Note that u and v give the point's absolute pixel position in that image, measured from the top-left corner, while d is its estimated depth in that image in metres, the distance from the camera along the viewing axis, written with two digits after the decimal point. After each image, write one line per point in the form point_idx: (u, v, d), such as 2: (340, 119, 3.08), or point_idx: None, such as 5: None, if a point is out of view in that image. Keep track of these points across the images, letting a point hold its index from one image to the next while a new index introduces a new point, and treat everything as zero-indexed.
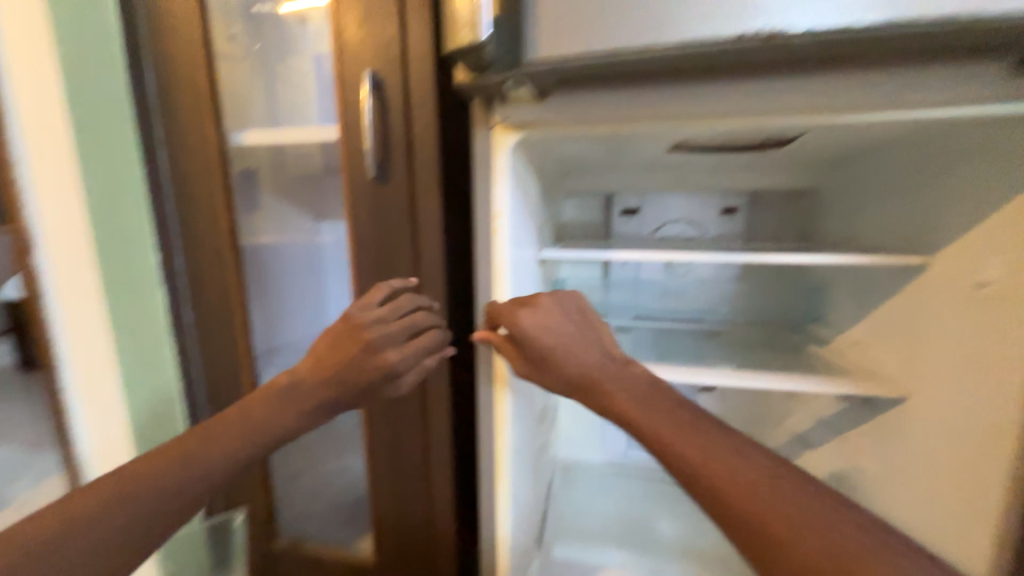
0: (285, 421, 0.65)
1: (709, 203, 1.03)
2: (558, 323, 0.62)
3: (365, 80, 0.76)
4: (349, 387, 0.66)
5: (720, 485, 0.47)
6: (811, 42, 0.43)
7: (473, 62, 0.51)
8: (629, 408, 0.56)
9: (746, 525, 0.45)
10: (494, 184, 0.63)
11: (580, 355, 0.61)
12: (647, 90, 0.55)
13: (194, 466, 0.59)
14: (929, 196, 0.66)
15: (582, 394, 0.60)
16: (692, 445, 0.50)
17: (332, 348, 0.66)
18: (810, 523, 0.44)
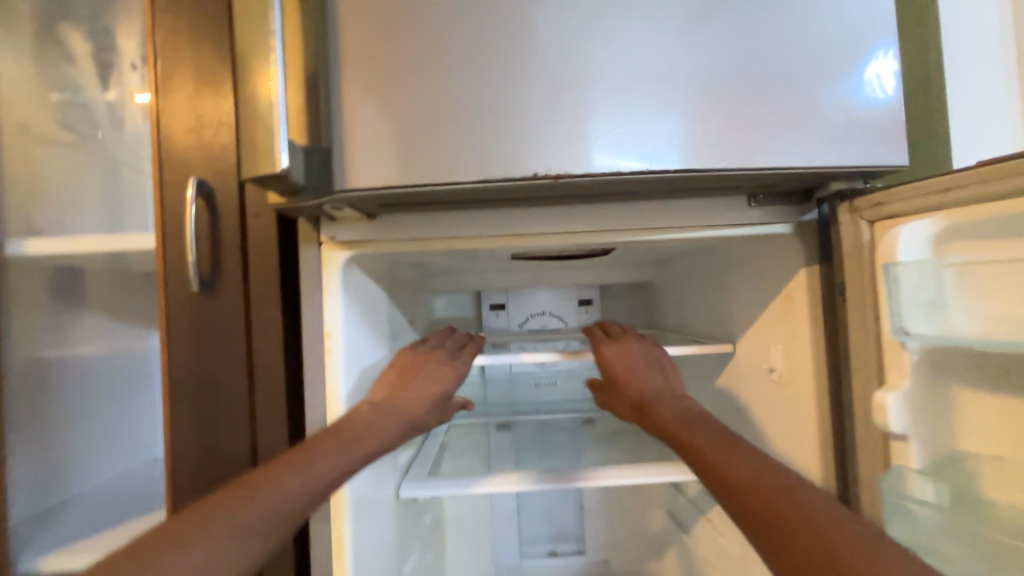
0: (372, 443, 0.59)
1: (568, 296, 1.11)
2: (641, 354, 0.74)
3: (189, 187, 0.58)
4: (422, 399, 0.66)
5: (743, 482, 0.49)
6: (592, 180, 0.51)
7: (283, 188, 0.48)
8: (673, 424, 0.62)
9: (761, 515, 0.46)
10: (325, 301, 0.62)
11: (647, 380, 0.70)
12: (467, 214, 0.60)
13: (273, 495, 0.50)
14: (723, 292, 0.79)
15: (671, 405, 0.65)
16: (724, 452, 0.53)
17: (400, 370, 0.69)
18: (822, 526, 0.43)
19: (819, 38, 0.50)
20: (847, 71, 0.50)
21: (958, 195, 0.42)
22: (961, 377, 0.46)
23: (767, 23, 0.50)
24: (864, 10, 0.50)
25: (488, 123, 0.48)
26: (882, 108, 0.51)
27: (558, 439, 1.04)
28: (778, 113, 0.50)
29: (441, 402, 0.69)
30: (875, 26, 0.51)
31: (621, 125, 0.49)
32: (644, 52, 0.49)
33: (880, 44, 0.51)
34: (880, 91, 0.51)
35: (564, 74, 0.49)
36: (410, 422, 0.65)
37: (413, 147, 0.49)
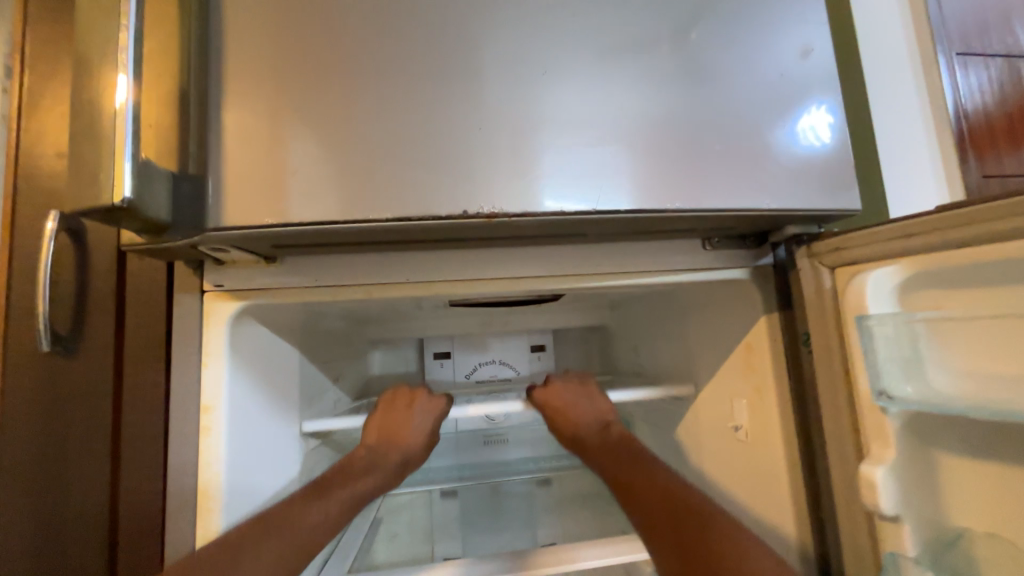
0: (377, 478, 0.58)
1: (519, 343, 1.02)
2: (572, 387, 0.71)
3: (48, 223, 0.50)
4: (414, 438, 0.64)
5: (641, 490, 0.53)
6: (534, 220, 0.44)
7: (136, 225, 0.37)
8: (596, 453, 0.62)
9: (655, 520, 0.50)
10: (205, 368, 0.49)
11: (578, 418, 0.67)
12: (391, 257, 0.52)
13: (296, 529, 0.48)
14: (681, 340, 0.74)
15: (600, 444, 0.63)
16: (634, 471, 0.56)
17: (384, 412, 0.66)
18: (695, 524, 0.48)
19: (757, 86, 0.48)
20: (784, 119, 0.48)
21: (920, 243, 0.39)
22: (945, 443, 0.41)
23: (705, 65, 0.47)
24: (801, 62, 0.49)
25: (402, 158, 0.41)
26: (821, 159, 0.49)
27: (512, 511, 0.93)
28: (721, 155, 0.46)
29: (433, 436, 0.67)
30: (811, 76, 0.49)
31: (561, 163, 0.44)
32: (578, 77, 0.45)
33: (817, 96, 0.49)
34: (816, 142, 0.49)
35: (489, 107, 0.43)
36: (406, 458, 0.63)
37: (314, 182, 0.40)
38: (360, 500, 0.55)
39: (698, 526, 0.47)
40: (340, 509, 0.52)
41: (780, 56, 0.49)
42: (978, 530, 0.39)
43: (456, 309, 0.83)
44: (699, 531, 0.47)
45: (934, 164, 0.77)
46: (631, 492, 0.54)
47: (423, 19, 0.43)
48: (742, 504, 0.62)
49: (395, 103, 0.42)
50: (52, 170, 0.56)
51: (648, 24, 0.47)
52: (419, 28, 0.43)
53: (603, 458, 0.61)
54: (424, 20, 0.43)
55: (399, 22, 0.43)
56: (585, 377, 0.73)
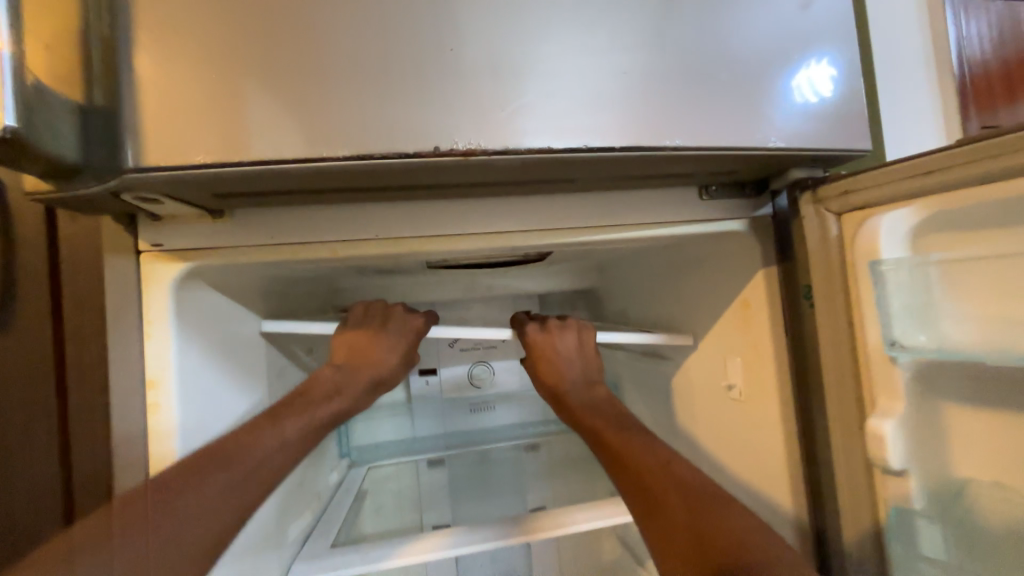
0: (342, 402, 0.56)
1: (504, 309, 0.99)
2: (567, 332, 0.66)
3: None
4: (385, 363, 0.60)
5: (619, 447, 0.52)
6: (513, 159, 0.39)
7: (36, 166, 0.31)
8: (582, 412, 0.59)
9: (631, 477, 0.49)
10: (148, 337, 0.43)
11: (561, 370, 0.63)
12: (357, 209, 0.46)
13: (245, 461, 0.46)
14: (673, 299, 0.71)
15: (588, 406, 0.60)
16: (614, 430, 0.55)
17: (353, 327, 0.60)
18: (679, 488, 0.46)
19: (751, 31, 0.42)
20: (782, 70, 0.43)
21: (939, 179, 0.35)
22: (947, 390, 0.40)
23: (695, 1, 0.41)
24: (802, 10, 0.44)
25: (355, 96, 0.35)
26: (818, 114, 0.44)
27: (501, 476, 0.92)
28: (720, 96, 0.42)
29: (406, 361, 0.63)
30: (814, 27, 0.44)
31: (535, 105, 0.38)
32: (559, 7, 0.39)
33: (818, 47, 0.44)
34: (813, 97, 0.44)
35: (452, 42, 0.37)
36: (380, 378, 0.60)
37: (246, 119, 0.34)
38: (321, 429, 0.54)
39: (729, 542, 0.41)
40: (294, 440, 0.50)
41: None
42: (984, 482, 0.38)
43: (437, 274, 0.79)
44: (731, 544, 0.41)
45: (933, 115, 0.74)
46: (647, 500, 0.47)
47: None
48: (735, 462, 0.61)
49: (335, 40, 0.35)
50: None
51: None
52: None
53: (595, 422, 0.57)
54: None
55: None
56: (580, 324, 0.67)
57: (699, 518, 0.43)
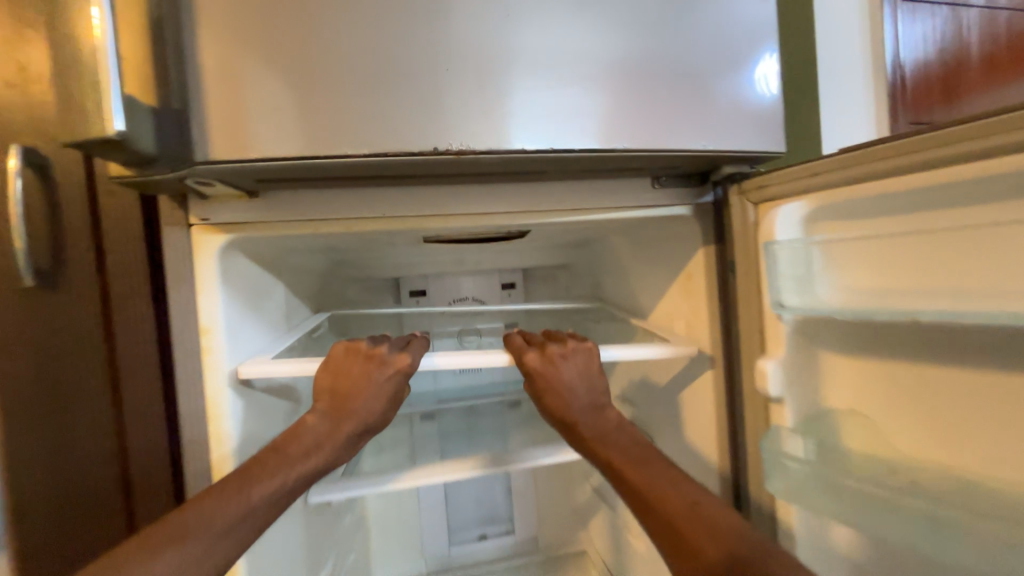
0: (319, 457, 0.55)
1: (491, 281, 1.09)
2: (570, 364, 0.63)
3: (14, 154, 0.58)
4: (371, 411, 0.59)
5: (644, 491, 0.51)
6: (500, 158, 0.49)
7: (124, 157, 0.40)
8: (596, 444, 0.58)
9: (662, 524, 0.48)
10: (200, 293, 0.53)
11: (567, 402, 0.62)
12: (369, 191, 0.56)
13: (200, 534, 0.45)
14: (636, 273, 0.82)
15: (600, 435, 0.59)
16: (633, 470, 0.54)
17: (337, 370, 0.59)
18: (716, 536, 0.45)
19: (703, 47, 0.51)
20: (740, 77, 0.52)
21: (945, 154, 0.39)
22: (823, 342, 0.54)
23: (668, 20, 0.50)
24: (753, 23, 0.53)
25: (383, 100, 0.44)
26: (771, 113, 0.54)
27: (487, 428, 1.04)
28: (691, 101, 0.51)
29: (392, 405, 0.62)
30: (763, 37, 0.53)
31: (526, 112, 0.47)
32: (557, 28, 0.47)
33: (766, 54, 0.53)
34: (767, 97, 0.54)
35: (467, 55, 0.45)
36: (362, 428, 0.59)
37: (292, 118, 0.42)
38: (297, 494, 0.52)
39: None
40: (259, 507, 0.49)
41: (733, 15, 0.52)
42: (843, 409, 0.52)
43: (431, 248, 0.88)
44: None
45: (868, 116, 0.85)
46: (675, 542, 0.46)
47: None
48: (677, 406, 0.74)
49: (371, 53, 0.43)
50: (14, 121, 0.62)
51: None
52: None
53: (611, 454, 0.57)
54: None
55: None
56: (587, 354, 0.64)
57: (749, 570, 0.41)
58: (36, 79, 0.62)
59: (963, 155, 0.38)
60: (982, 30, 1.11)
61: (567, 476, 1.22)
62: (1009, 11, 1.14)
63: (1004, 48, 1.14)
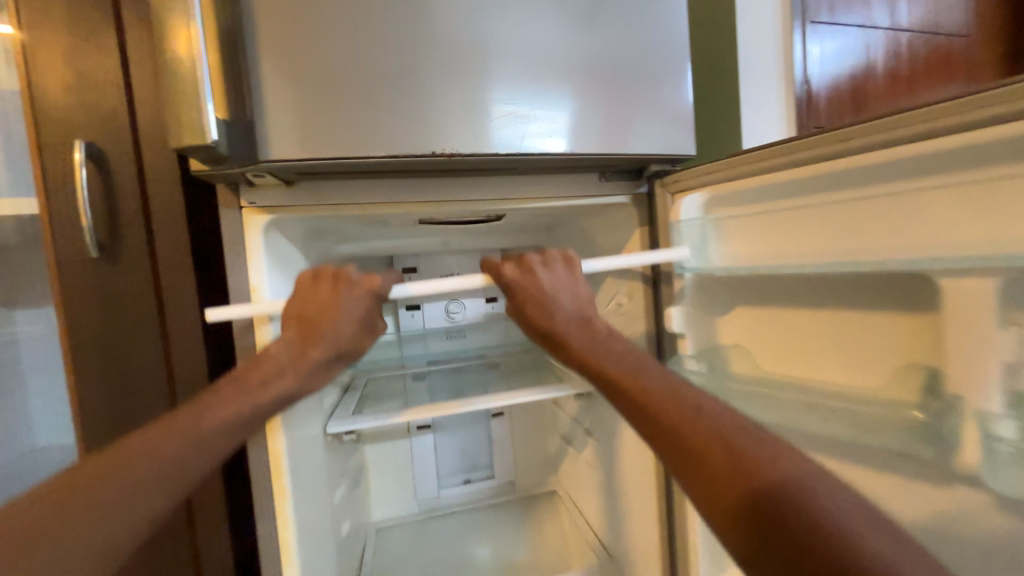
0: (285, 381, 0.66)
1: (473, 259, 1.26)
2: (550, 277, 0.72)
3: (78, 149, 0.71)
4: (339, 333, 0.68)
5: (648, 404, 0.56)
6: (484, 157, 0.66)
7: (207, 157, 0.55)
8: (589, 356, 0.65)
9: (670, 438, 0.51)
10: (251, 261, 0.67)
11: (551, 309, 0.70)
12: (381, 181, 0.71)
13: (155, 457, 0.55)
14: (592, 250, 1.01)
15: (584, 341, 0.67)
16: (634, 383, 0.59)
17: (305, 296, 0.66)
18: (723, 442, 0.48)
19: (636, 78, 0.70)
20: (662, 94, 0.72)
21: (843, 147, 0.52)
22: (717, 297, 0.74)
23: (608, 52, 0.68)
24: (671, 54, 0.72)
25: (400, 113, 0.60)
26: (685, 119, 0.73)
27: (472, 377, 1.20)
28: (624, 113, 0.70)
29: (363, 326, 0.72)
30: (679, 64, 0.72)
31: (505, 122, 0.64)
32: (527, 59, 0.65)
33: (681, 76, 0.73)
34: (682, 108, 0.73)
35: (461, 79, 0.62)
36: (331, 349, 0.69)
37: (332, 127, 0.58)
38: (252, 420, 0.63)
39: (769, 483, 0.43)
40: (213, 432, 0.60)
41: (656, 48, 0.71)
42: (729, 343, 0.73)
43: (424, 230, 1.04)
44: (775, 484, 0.43)
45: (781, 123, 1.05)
46: (681, 458, 0.50)
47: (418, 9, 0.60)
48: None
49: (392, 78, 0.59)
50: (69, 116, 0.73)
51: (571, 15, 0.67)
52: (415, 16, 0.60)
53: (599, 362, 0.64)
54: (419, 10, 0.60)
55: (400, 12, 0.59)
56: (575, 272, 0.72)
57: (754, 474, 0.45)
58: (90, 80, 0.73)
59: (843, 152, 0.53)
60: (887, 48, 1.32)
61: (541, 428, 1.41)
62: (910, 31, 1.36)
63: (906, 64, 1.36)
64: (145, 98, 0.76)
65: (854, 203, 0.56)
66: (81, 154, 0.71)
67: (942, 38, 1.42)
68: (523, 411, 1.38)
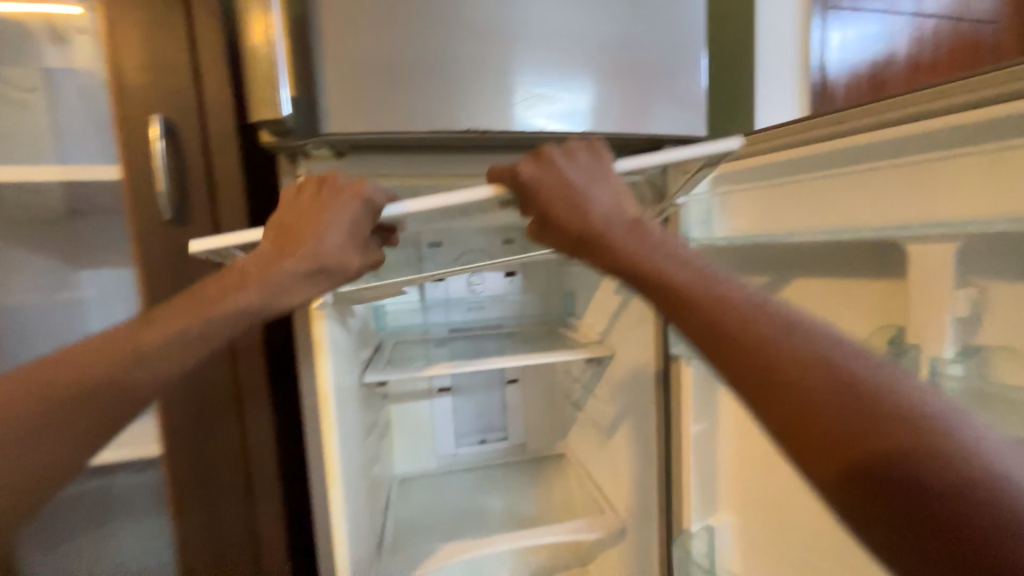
0: (251, 294, 0.60)
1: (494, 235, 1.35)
2: (576, 168, 0.59)
3: (156, 125, 0.81)
4: (316, 245, 0.61)
5: (718, 318, 0.44)
6: (513, 135, 0.73)
7: (277, 129, 0.65)
8: (629, 257, 0.53)
9: (748, 358, 0.41)
10: None
11: (584, 210, 0.57)
12: (419, 155, 0.79)
13: (97, 369, 0.52)
14: None
15: (624, 245, 0.54)
16: (700, 291, 0.46)
17: (293, 207, 0.63)
18: (827, 370, 0.38)
19: (652, 64, 0.76)
20: (677, 77, 0.78)
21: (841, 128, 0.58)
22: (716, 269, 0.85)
23: (629, 38, 0.75)
24: (687, 40, 0.77)
25: (440, 93, 0.68)
26: (699, 102, 0.79)
27: (489, 344, 1.29)
28: (641, 95, 0.76)
29: (353, 238, 0.64)
30: (695, 50, 0.78)
31: (532, 103, 0.72)
32: (554, 45, 0.71)
33: (697, 61, 0.78)
34: (696, 90, 0.79)
35: (495, 63, 0.69)
36: (309, 259, 0.62)
37: (382, 105, 0.66)
38: (216, 337, 0.59)
39: (907, 445, 0.34)
40: (166, 344, 0.55)
41: (673, 35, 0.77)
42: None
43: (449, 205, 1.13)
44: (908, 427, 0.34)
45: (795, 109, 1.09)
46: (763, 392, 0.40)
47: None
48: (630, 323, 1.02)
49: (435, 62, 0.67)
50: (143, 93, 0.83)
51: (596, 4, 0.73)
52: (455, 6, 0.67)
53: (641, 268, 0.52)
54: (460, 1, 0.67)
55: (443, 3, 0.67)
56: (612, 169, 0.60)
57: (874, 410, 0.35)
58: (162, 60, 0.83)
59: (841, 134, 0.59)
60: (909, 35, 1.33)
61: (551, 397, 1.50)
62: (935, 18, 1.36)
63: (928, 52, 1.37)
64: (207, 76, 0.85)
65: (842, 175, 0.62)
66: (158, 131, 0.81)
67: (968, 26, 1.42)
68: (536, 379, 1.47)
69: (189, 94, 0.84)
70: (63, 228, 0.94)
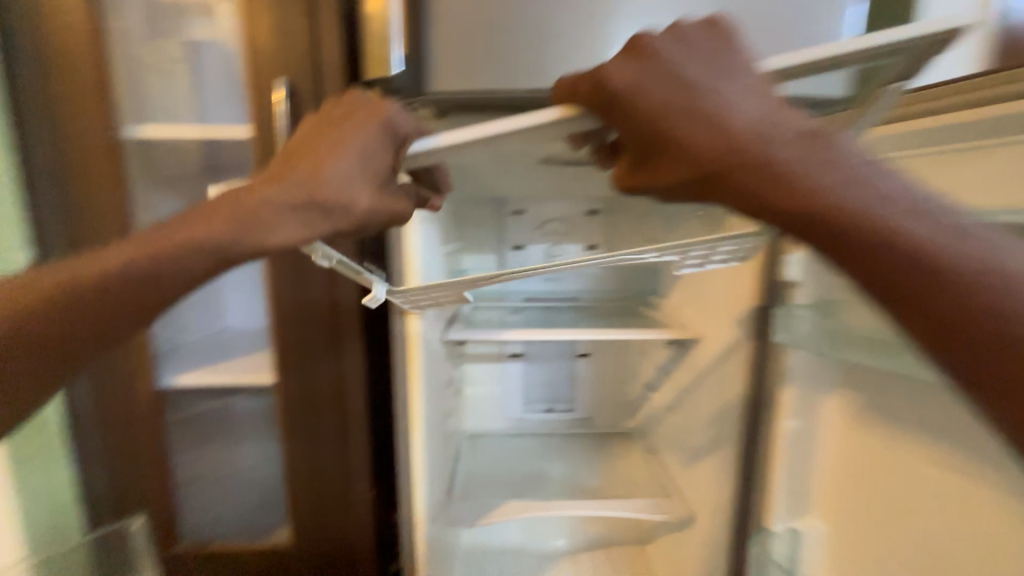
0: (226, 228, 0.48)
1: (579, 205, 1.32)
2: (694, 59, 0.41)
3: (282, 86, 0.89)
4: (312, 173, 0.47)
5: (926, 262, 0.37)
6: None
7: (388, 88, 0.68)
8: (783, 190, 0.39)
9: (953, 310, 0.37)
10: None
11: (713, 124, 0.40)
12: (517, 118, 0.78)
13: (81, 284, 0.50)
14: None
15: (776, 175, 0.39)
16: (899, 232, 0.38)
17: (310, 128, 0.51)
18: None
19: (789, 12, 0.67)
20: (820, 25, 0.67)
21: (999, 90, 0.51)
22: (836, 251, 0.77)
23: None
24: None
25: (545, 50, 0.66)
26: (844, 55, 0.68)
27: (565, 315, 1.29)
28: (771, 47, 0.67)
29: (366, 169, 0.48)
30: None
31: None
32: None
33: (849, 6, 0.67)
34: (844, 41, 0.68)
35: (606, 16, 0.65)
36: (301, 190, 0.47)
37: (486, 63, 0.66)
38: (177, 277, 0.49)
39: None
40: (141, 270, 0.49)
41: None
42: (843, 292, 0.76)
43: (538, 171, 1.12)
44: None
45: None
46: (947, 338, 0.37)
47: None
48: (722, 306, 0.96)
49: (543, 17, 0.65)
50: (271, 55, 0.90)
51: None
52: None
53: (801, 209, 0.39)
54: None
55: None
56: (757, 70, 0.41)
57: None
58: (287, 25, 0.89)
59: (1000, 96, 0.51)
60: None
61: (623, 375, 1.47)
62: None
63: None
64: (324, 38, 0.90)
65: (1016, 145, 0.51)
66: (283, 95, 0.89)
67: None
68: (608, 356, 1.45)
69: (308, 56, 0.90)
70: (204, 183, 1.08)
